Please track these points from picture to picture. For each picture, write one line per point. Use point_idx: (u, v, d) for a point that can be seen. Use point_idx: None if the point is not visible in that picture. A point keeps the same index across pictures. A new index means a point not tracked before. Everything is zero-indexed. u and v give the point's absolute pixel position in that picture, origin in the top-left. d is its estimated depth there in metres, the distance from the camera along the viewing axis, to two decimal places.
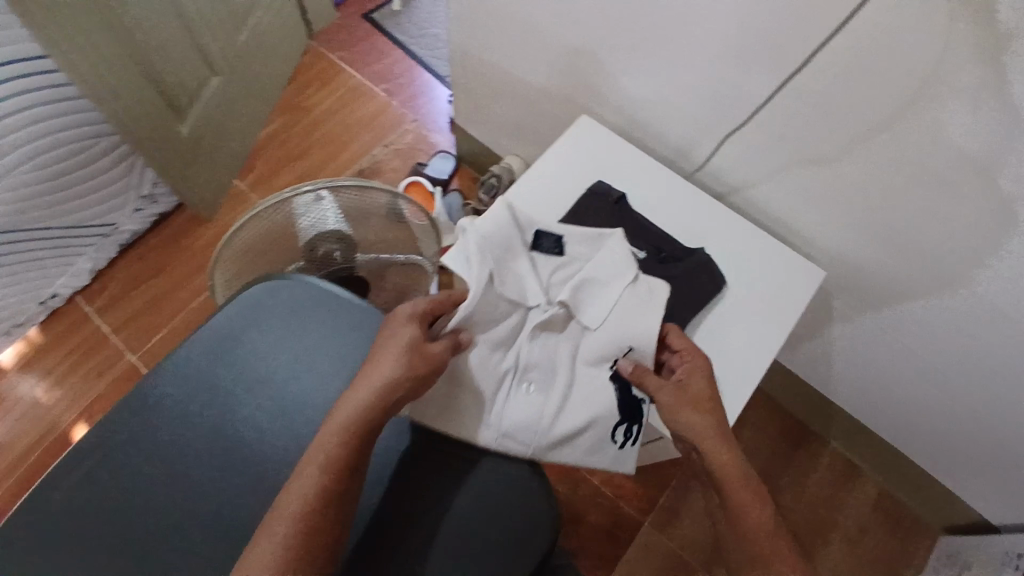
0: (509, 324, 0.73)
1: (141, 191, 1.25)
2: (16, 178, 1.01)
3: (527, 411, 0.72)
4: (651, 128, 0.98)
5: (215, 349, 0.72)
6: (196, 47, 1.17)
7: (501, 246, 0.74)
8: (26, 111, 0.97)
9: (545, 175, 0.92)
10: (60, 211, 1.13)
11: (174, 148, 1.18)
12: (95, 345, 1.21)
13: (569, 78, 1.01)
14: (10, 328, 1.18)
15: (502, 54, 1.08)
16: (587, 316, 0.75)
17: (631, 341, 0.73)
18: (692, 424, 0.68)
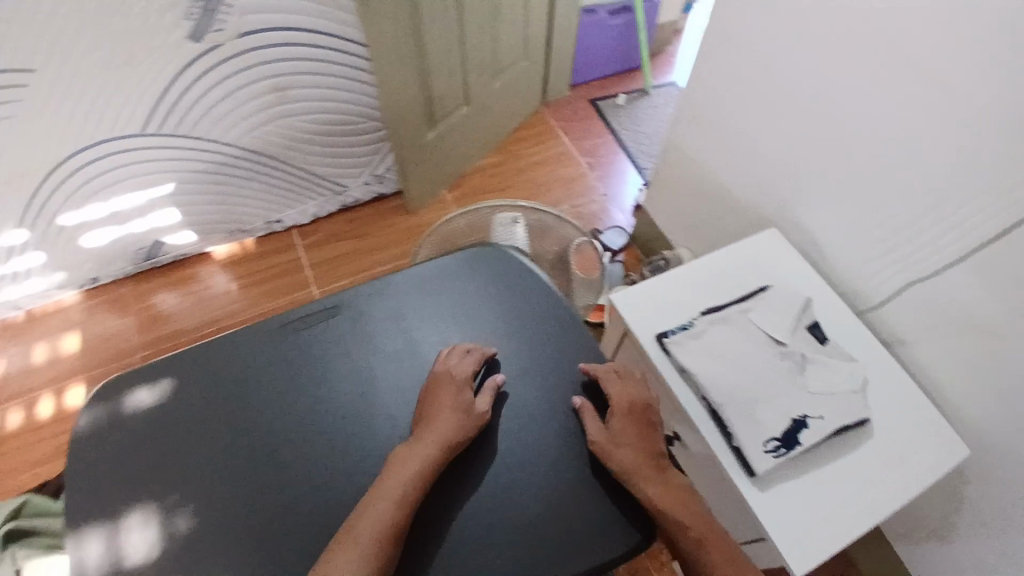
0: (766, 338, 0.95)
1: (374, 171, 1.54)
2: (298, 122, 1.34)
3: (733, 380, 0.90)
4: (831, 262, 1.07)
5: (425, 276, 0.86)
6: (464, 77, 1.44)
7: (785, 302, 0.99)
8: (327, 75, 1.29)
9: (719, 269, 1.06)
10: (316, 160, 1.44)
11: (414, 146, 1.42)
12: (290, 271, 1.49)
13: (768, 197, 1.14)
14: (236, 230, 1.48)
15: (714, 161, 1.23)
16: (808, 377, 0.92)
17: (822, 411, 0.89)
18: (620, 458, 0.69)
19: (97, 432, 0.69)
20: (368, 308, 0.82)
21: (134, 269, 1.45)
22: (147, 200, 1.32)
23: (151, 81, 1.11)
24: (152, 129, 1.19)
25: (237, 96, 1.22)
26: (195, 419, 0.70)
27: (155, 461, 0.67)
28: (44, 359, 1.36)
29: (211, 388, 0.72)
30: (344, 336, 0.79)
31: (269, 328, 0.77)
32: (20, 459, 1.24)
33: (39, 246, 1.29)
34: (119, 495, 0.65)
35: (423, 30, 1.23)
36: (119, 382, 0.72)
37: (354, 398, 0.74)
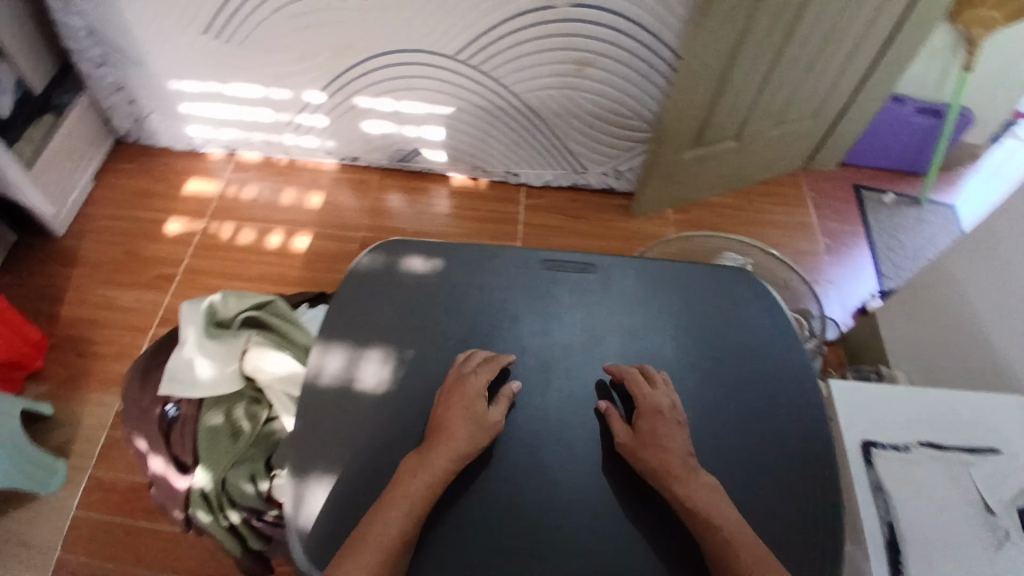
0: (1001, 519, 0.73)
1: (617, 167, 1.53)
2: (578, 97, 1.37)
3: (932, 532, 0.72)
4: None
5: (680, 275, 0.82)
6: (747, 112, 1.40)
7: None
8: (626, 65, 1.30)
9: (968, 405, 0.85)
10: (573, 136, 1.45)
11: (668, 160, 1.41)
12: (506, 221, 1.55)
13: None
14: (477, 167, 1.58)
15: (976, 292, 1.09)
16: None
17: None
18: (648, 456, 0.63)
19: (368, 273, 0.76)
20: (616, 282, 0.80)
21: (385, 163, 1.60)
22: (427, 111, 1.45)
23: (484, 12, 1.22)
24: (460, 54, 1.32)
25: (539, 54, 1.28)
26: (443, 303, 0.75)
27: (403, 320, 0.73)
28: (288, 203, 1.54)
29: (467, 285, 0.77)
30: (589, 297, 0.78)
31: (530, 259, 0.80)
32: (240, 270, 1.42)
33: (330, 112, 1.47)
34: (366, 332, 0.72)
35: (738, 57, 1.23)
36: (401, 244, 0.80)
37: (578, 353, 0.74)
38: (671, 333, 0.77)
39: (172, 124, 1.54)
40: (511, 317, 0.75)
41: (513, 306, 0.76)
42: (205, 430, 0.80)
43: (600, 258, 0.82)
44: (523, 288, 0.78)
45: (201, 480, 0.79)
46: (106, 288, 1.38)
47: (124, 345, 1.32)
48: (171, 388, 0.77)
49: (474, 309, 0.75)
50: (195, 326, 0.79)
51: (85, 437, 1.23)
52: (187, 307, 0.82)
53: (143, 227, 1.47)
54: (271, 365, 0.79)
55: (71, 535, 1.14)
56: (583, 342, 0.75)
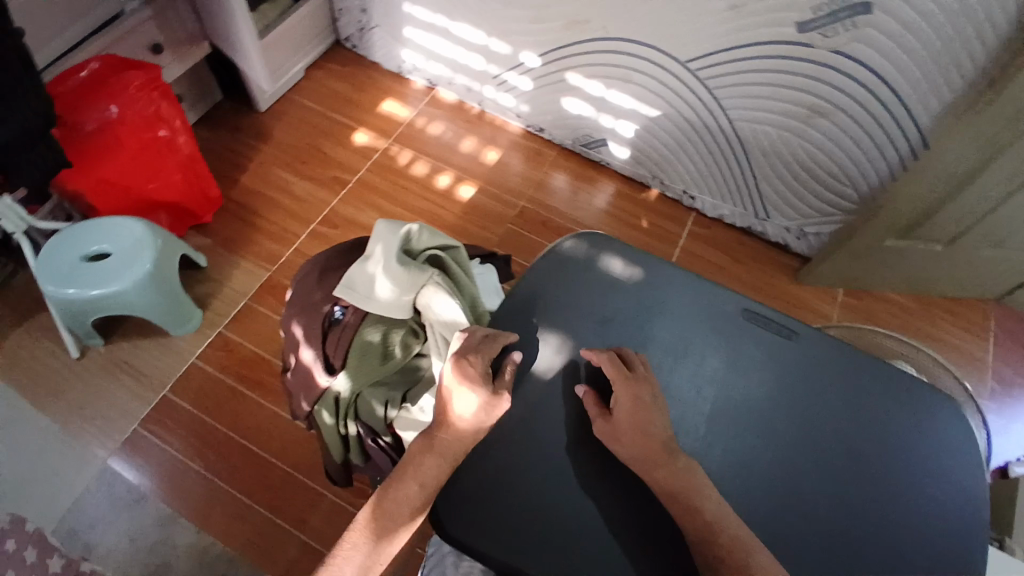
0: None
1: (803, 226, 1.42)
2: (795, 143, 1.28)
3: None
4: None
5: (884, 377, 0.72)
6: (969, 224, 1.21)
7: None
8: (864, 129, 1.20)
9: None
10: (771, 180, 1.37)
11: (866, 241, 1.32)
12: (665, 240, 1.48)
13: None
14: (655, 178, 1.52)
15: None
16: None
17: None
18: (631, 448, 0.61)
19: (568, 258, 0.75)
20: (818, 356, 0.73)
21: (568, 144, 1.58)
22: (632, 107, 1.40)
23: (734, 31, 1.15)
24: (691, 64, 1.26)
25: (772, 88, 1.21)
26: (629, 314, 0.73)
27: (589, 317, 0.73)
28: (466, 151, 1.56)
29: (658, 305, 0.74)
30: (785, 362, 0.72)
31: (730, 304, 0.75)
32: (402, 197, 1.46)
33: (538, 78, 1.46)
34: (549, 315, 0.72)
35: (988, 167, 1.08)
36: (608, 240, 0.77)
37: (744, 415, 0.69)
38: (850, 436, 0.69)
39: (389, 42, 1.58)
40: (689, 352, 0.72)
41: (695, 342, 0.73)
42: (359, 342, 0.82)
43: (805, 327, 0.75)
44: (713, 328, 0.74)
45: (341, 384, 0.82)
46: (283, 171, 1.45)
47: (282, 229, 1.39)
48: (350, 295, 0.82)
49: (659, 334, 0.73)
50: (387, 245, 0.82)
51: (224, 297, 1.30)
52: (383, 225, 0.84)
53: (332, 127, 1.53)
54: (443, 309, 0.80)
55: (187, 379, 1.22)
56: (766, 405, 0.70)
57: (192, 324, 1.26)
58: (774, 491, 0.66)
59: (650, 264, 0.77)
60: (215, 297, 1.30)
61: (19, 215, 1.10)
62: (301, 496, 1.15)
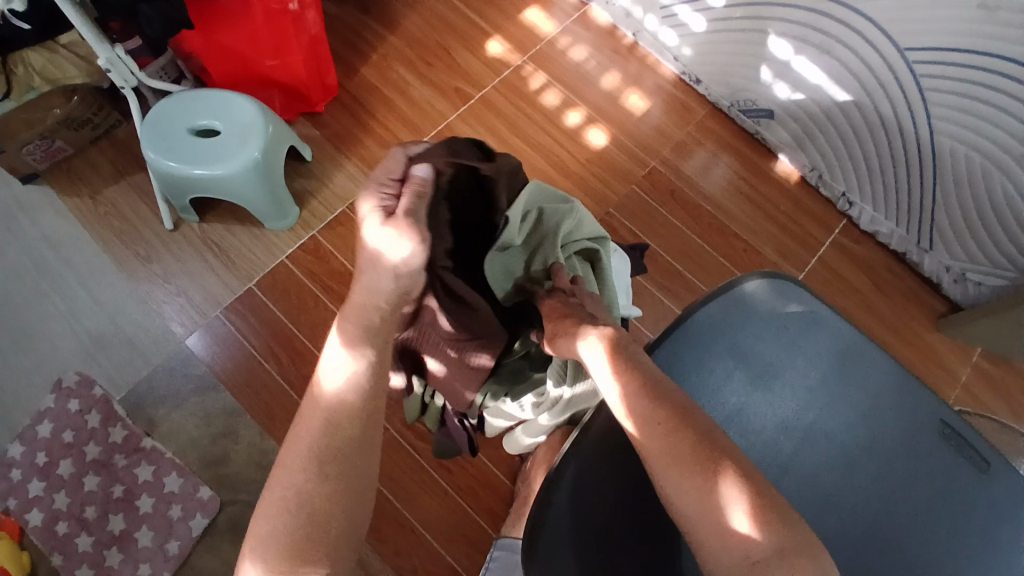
0: None
1: (965, 269, 1.22)
2: (999, 181, 1.05)
3: None
4: None
5: None
6: None
7: None
8: None
9: None
10: (950, 211, 1.15)
11: None
12: (803, 244, 1.31)
13: None
14: (814, 169, 1.32)
15: None
16: None
17: None
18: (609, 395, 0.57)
19: (751, 303, 0.68)
20: (1011, 504, 0.62)
21: (723, 104, 1.38)
22: (816, 84, 1.17)
23: (986, 29, 0.91)
24: (911, 54, 1.01)
25: (1003, 111, 0.97)
26: (799, 382, 0.66)
27: (751, 375, 0.66)
28: (607, 87, 1.38)
29: (834, 381, 0.66)
30: (974, 501, 0.62)
31: (924, 406, 0.65)
32: (524, 127, 1.31)
33: (715, 22, 1.24)
34: (706, 360, 0.66)
35: None
36: (798, 293, 0.69)
37: (900, 542, 0.60)
38: None
39: None
40: (852, 447, 0.63)
41: (863, 438, 0.64)
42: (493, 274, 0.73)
43: (1004, 463, 0.63)
44: (892, 431, 0.64)
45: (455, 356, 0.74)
46: (407, 70, 1.32)
47: (394, 136, 1.27)
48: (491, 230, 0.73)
49: (832, 427, 0.64)
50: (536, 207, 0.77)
51: (322, 200, 1.23)
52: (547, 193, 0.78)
53: (467, 28, 1.36)
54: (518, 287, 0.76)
55: (274, 278, 1.18)
56: (920, 537, 0.60)
57: (288, 222, 1.19)
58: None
59: (845, 340, 0.67)
60: (314, 195, 1.23)
61: (129, 70, 1.01)
62: None
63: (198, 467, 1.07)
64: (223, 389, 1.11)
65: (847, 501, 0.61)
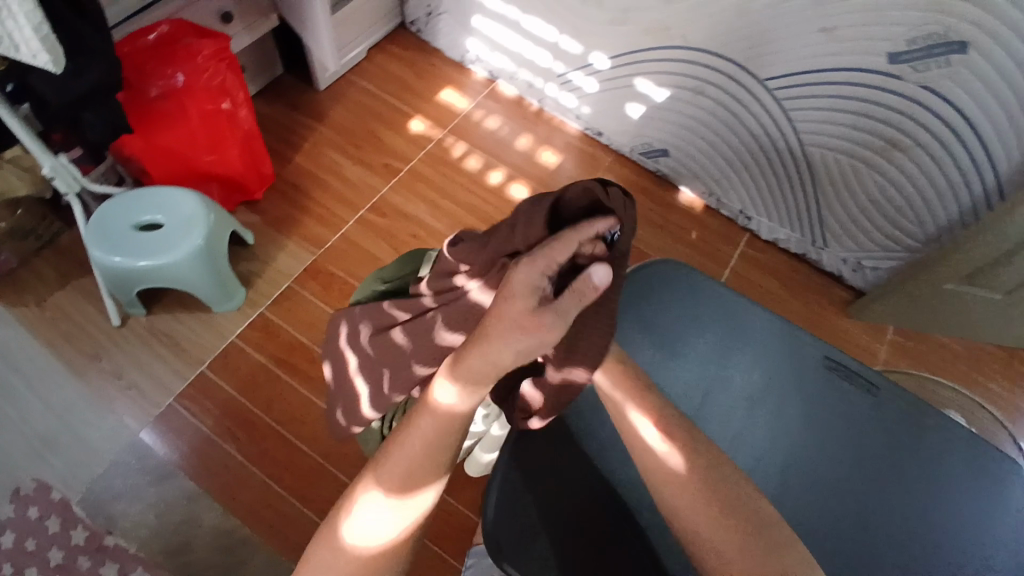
0: None
1: (860, 259, 1.37)
2: (866, 175, 1.24)
3: None
4: None
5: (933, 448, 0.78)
6: None
7: None
8: (950, 164, 1.14)
9: None
10: (834, 208, 1.33)
11: (927, 279, 1.25)
12: (716, 259, 1.46)
13: None
14: (715, 195, 1.49)
15: None
16: None
17: None
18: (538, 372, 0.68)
19: (661, 284, 0.84)
20: (888, 409, 0.80)
21: (625, 150, 1.54)
22: (698, 121, 1.37)
23: (823, 52, 1.12)
24: (769, 82, 1.22)
25: (853, 115, 1.17)
26: (709, 341, 0.83)
27: (668, 341, 0.83)
28: (522, 148, 1.53)
29: (735, 338, 0.83)
30: (854, 413, 0.80)
31: (809, 348, 0.82)
32: (453, 190, 1.43)
33: (605, 81, 1.43)
34: (634, 334, 0.83)
35: None
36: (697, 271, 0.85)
37: (795, 451, 0.79)
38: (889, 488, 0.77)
39: (456, 29, 1.55)
40: (755, 385, 0.82)
41: (764, 376, 0.82)
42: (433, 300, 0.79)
43: (889, 384, 0.81)
44: (785, 368, 0.82)
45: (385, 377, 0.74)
46: (338, 154, 1.43)
47: (331, 212, 1.36)
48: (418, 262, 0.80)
49: (734, 372, 0.82)
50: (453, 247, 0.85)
51: (268, 278, 1.29)
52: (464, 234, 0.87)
53: (389, 112, 1.51)
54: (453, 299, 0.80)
55: (226, 358, 1.21)
56: (812, 445, 0.79)
57: (233, 303, 1.24)
58: (841, 535, 0.75)
59: (740, 301, 0.84)
60: (260, 274, 1.29)
61: (74, 176, 1.08)
62: (329, 487, 1.12)
63: (162, 558, 1.04)
64: (183, 474, 1.10)
65: (755, 425, 0.81)
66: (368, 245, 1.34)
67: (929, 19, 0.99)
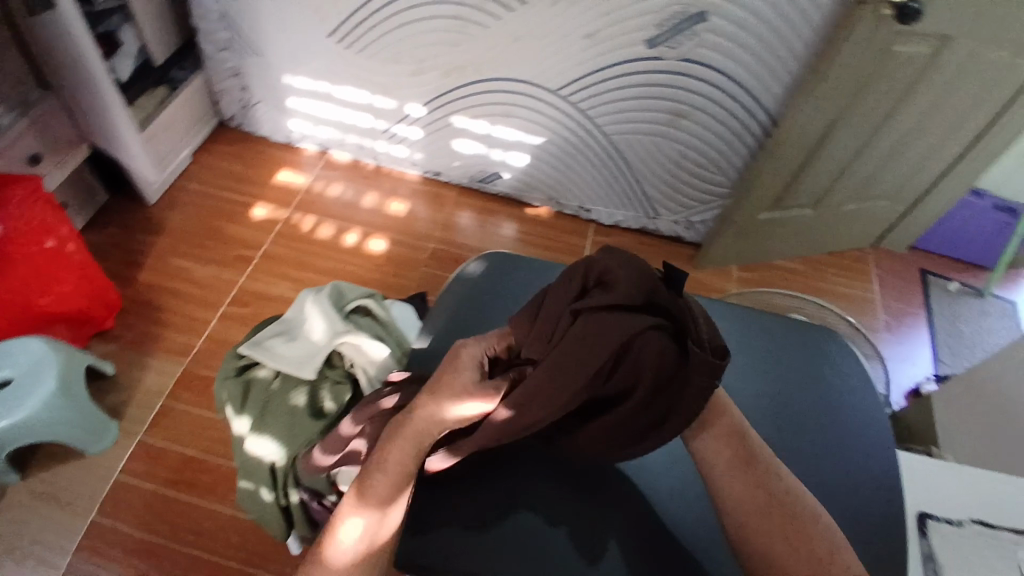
0: None
1: (690, 217, 1.56)
2: (667, 146, 1.43)
3: None
4: None
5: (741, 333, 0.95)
6: (834, 179, 1.39)
7: None
8: (725, 116, 1.34)
9: None
10: (652, 181, 1.50)
11: (745, 217, 1.44)
12: (572, 253, 1.59)
13: None
14: (554, 199, 1.63)
15: None
16: None
17: None
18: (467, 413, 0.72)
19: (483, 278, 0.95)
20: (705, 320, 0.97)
21: (465, 182, 1.66)
22: (517, 139, 1.51)
23: (594, 53, 1.29)
24: (563, 90, 1.38)
25: (639, 98, 1.35)
26: None
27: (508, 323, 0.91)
28: (369, 205, 1.59)
29: None
30: None
31: None
32: (312, 261, 1.46)
33: (425, 126, 1.54)
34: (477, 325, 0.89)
35: (836, 128, 1.25)
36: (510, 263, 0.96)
37: None
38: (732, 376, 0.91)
39: (275, 114, 1.62)
40: None
41: None
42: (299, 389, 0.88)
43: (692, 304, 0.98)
44: None
45: (250, 430, 0.87)
46: (187, 260, 1.43)
47: (194, 316, 1.35)
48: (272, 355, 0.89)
49: None
50: (302, 309, 0.93)
51: (141, 402, 1.25)
52: (310, 292, 0.94)
53: (229, 207, 1.53)
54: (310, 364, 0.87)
55: (116, 496, 1.15)
56: None
57: (104, 443, 1.18)
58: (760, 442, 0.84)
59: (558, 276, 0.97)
60: (133, 400, 1.25)
61: None
62: None
63: None
64: None
65: None
66: (240, 337, 1.34)
67: (668, 2, 1.17)
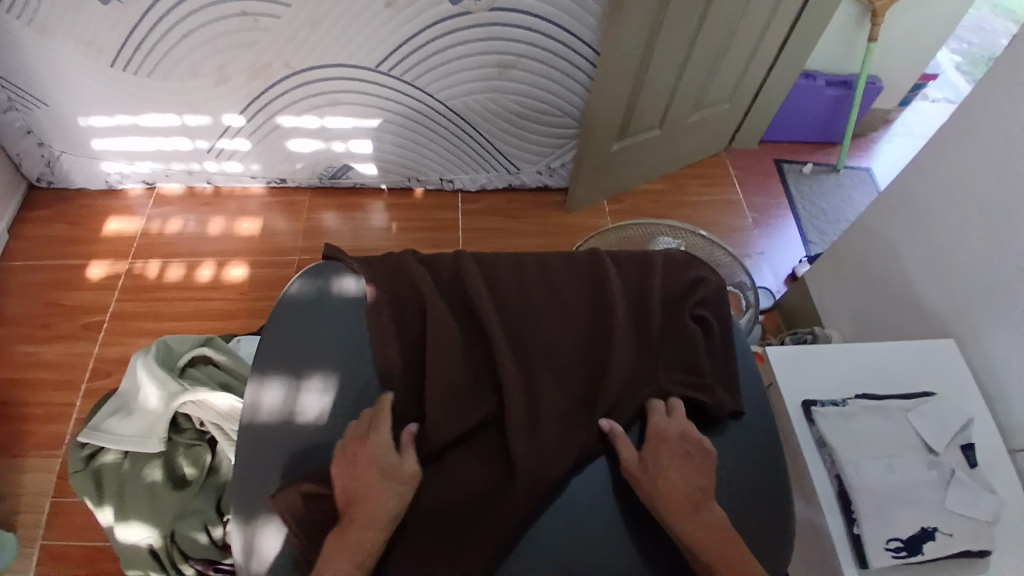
0: (928, 484, 0.76)
1: (549, 163, 1.56)
2: (505, 98, 1.38)
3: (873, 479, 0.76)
4: (994, 374, 0.89)
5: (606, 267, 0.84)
6: (670, 93, 1.41)
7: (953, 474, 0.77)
8: (551, 55, 1.31)
9: (884, 379, 0.89)
10: (501, 136, 1.47)
11: (600, 152, 1.43)
12: (447, 228, 1.54)
13: (956, 307, 0.96)
14: (412, 178, 1.57)
15: (873, 251, 1.13)
16: (947, 494, 0.75)
17: (936, 522, 0.74)
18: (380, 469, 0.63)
19: (300, 300, 0.76)
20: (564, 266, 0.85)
21: (316, 183, 1.57)
22: (353, 126, 1.42)
23: (401, 22, 1.21)
24: (382, 66, 1.30)
25: (462, 58, 1.29)
26: None
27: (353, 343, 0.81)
28: (218, 233, 1.49)
29: None
30: None
31: None
32: (171, 308, 1.36)
33: (252, 135, 1.43)
34: (302, 357, 0.72)
35: (657, 44, 1.24)
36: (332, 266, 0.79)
37: None
38: None
39: (84, 161, 1.47)
40: None
41: None
42: (153, 465, 0.80)
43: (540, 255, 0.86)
44: None
45: (115, 520, 0.77)
46: (26, 344, 1.29)
47: (50, 402, 1.23)
48: (110, 437, 0.80)
49: None
50: (132, 379, 0.84)
51: (27, 507, 1.11)
52: (135, 358, 0.85)
53: (61, 274, 1.39)
54: (155, 435, 0.79)
55: None
56: None
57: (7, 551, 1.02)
58: None
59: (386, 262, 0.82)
60: None
61: None
62: None
63: None
64: None
65: None
66: None
67: None
